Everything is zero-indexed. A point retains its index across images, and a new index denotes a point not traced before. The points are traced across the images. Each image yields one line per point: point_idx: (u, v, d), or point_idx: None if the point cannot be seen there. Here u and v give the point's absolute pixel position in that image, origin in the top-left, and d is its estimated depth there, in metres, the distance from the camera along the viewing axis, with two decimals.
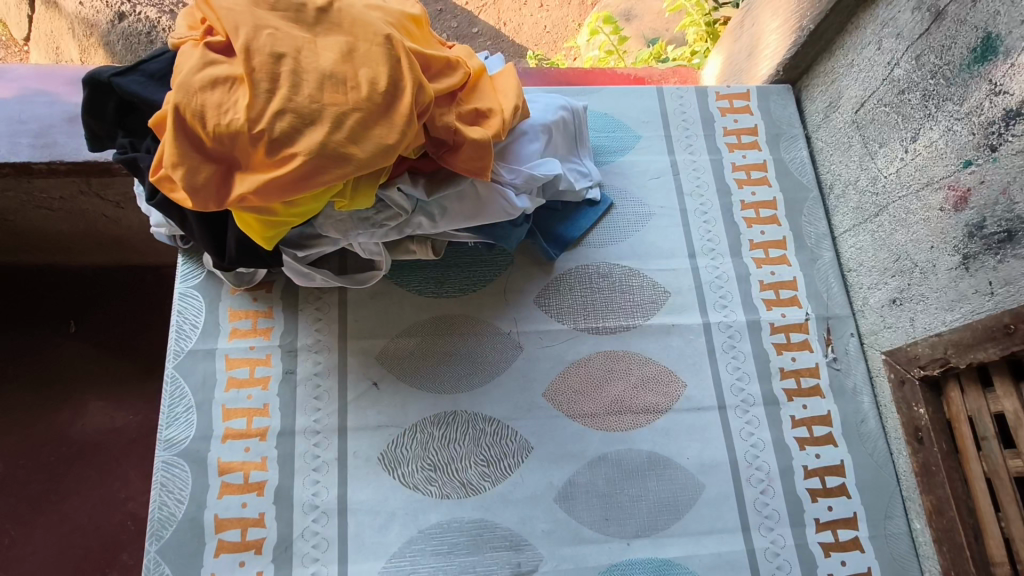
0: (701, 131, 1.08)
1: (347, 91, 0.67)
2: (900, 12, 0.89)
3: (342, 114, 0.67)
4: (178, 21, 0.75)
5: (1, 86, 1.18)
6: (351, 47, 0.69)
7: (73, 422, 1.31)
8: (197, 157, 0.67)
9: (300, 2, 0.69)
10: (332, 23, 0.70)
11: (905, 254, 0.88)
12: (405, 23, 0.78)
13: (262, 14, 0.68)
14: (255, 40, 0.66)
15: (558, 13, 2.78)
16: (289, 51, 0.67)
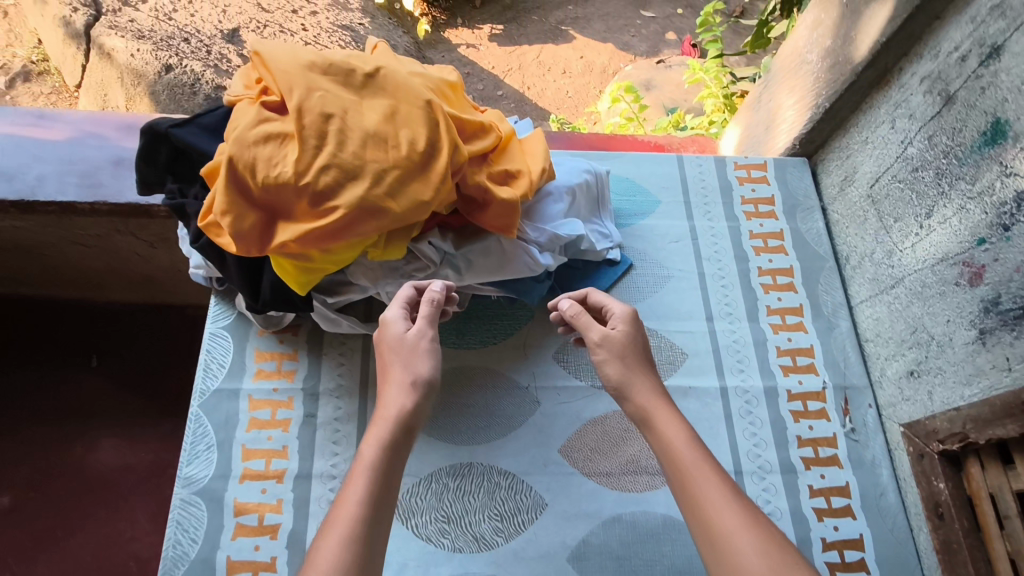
0: (720, 198, 1.11)
1: (388, 150, 0.72)
2: (911, 95, 0.93)
3: (383, 170, 0.71)
4: (234, 80, 0.81)
5: (57, 128, 1.30)
6: (394, 109, 0.74)
7: (88, 455, 1.35)
8: (245, 205, 0.70)
9: (350, 67, 0.74)
10: (378, 87, 0.75)
11: (921, 327, 0.89)
12: (443, 89, 0.83)
13: (314, 77, 0.73)
14: (308, 101, 0.70)
15: (581, 80, 2.93)
16: (337, 111, 0.71)
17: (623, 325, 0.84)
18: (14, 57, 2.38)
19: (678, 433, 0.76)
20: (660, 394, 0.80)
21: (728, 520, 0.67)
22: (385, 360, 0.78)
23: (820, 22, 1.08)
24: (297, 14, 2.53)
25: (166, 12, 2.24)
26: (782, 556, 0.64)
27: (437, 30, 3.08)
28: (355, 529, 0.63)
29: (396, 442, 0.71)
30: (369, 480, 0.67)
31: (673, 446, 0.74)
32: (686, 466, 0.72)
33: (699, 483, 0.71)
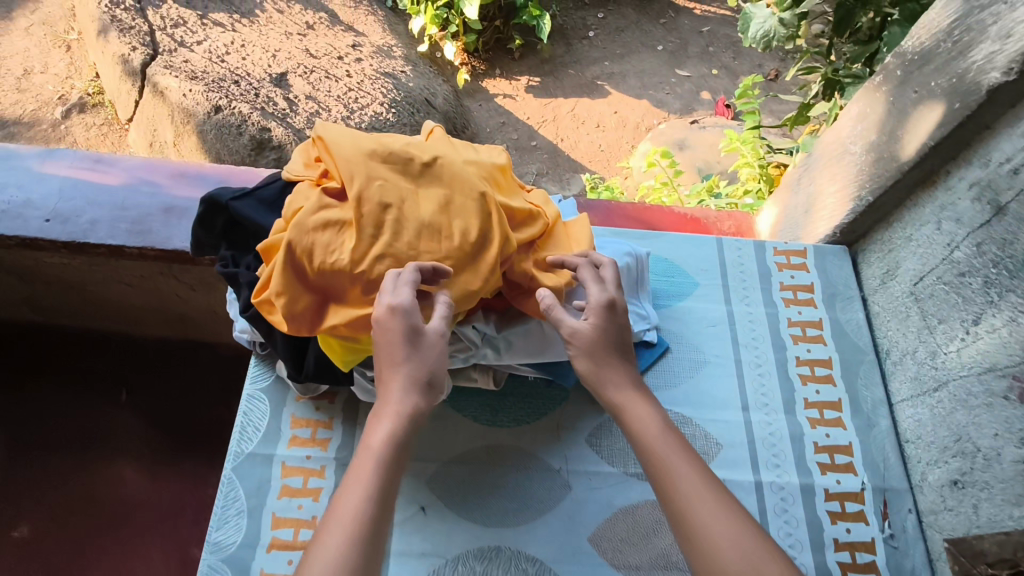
0: (759, 283, 1.11)
1: (441, 241, 0.74)
2: (959, 199, 0.93)
3: (435, 261, 0.74)
4: (294, 155, 0.84)
5: (114, 174, 1.39)
6: (448, 199, 0.76)
7: (110, 489, 1.44)
8: (301, 289, 0.72)
9: (408, 157, 0.76)
10: (434, 176, 0.77)
11: (967, 436, 0.88)
12: (495, 174, 0.85)
13: (375, 166, 0.75)
14: (369, 191, 0.73)
15: (613, 135, 2.97)
16: (395, 201, 0.74)
17: (598, 318, 0.82)
18: (73, 88, 2.50)
19: (652, 425, 0.78)
20: (633, 383, 0.82)
21: (703, 510, 0.71)
22: (384, 346, 0.71)
23: (864, 115, 1.09)
24: (342, 60, 2.63)
25: (219, 54, 2.37)
26: (755, 548, 0.68)
27: (475, 79, 3.17)
28: (355, 530, 0.64)
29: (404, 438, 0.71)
30: (372, 481, 0.67)
31: (648, 437, 0.77)
32: (661, 453, 0.76)
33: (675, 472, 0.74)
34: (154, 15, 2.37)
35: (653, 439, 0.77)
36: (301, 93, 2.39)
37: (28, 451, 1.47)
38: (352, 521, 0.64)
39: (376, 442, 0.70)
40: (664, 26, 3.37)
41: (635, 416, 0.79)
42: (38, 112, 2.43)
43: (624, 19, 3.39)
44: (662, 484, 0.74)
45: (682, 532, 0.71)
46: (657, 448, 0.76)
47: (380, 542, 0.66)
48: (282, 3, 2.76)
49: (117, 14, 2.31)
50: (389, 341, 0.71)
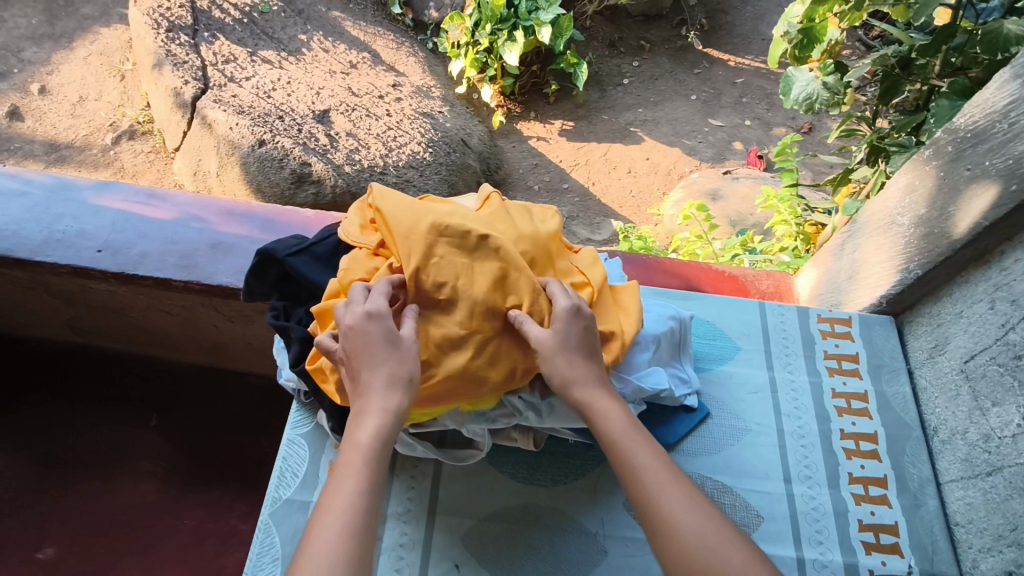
0: (801, 351, 1.10)
1: (489, 323, 0.80)
2: (1015, 281, 0.91)
3: (482, 342, 0.79)
4: (352, 215, 0.90)
5: (166, 210, 1.44)
6: (500, 278, 0.81)
7: (135, 519, 1.45)
8: None
9: (465, 232, 0.81)
10: (488, 252, 0.81)
11: (1023, 526, 0.85)
12: (546, 248, 0.88)
13: (433, 241, 0.81)
14: (427, 269, 0.80)
15: (645, 180, 2.99)
16: (449, 281, 0.80)
17: (561, 323, 0.80)
18: (124, 116, 2.59)
19: (616, 420, 0.78)
20: (598, 379, 0.80)
21: (674, 503, 0.72)
22: (359, 347, 0.75)
23: (912, 188, 1.09)
24: (383, 99, 2.71)
25: (266, 91, 2.45)
26: (730, 534, 0.71)
27: (510, 120, 3.23)
28: (350, 523, 0.67)
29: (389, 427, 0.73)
30: (361, 474, 0.71)
31: (612, 434, 0.77)
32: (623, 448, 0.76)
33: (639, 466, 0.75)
34: (207, 51, 2.47)
35: (619, 435, 0.77)
36: (342, 130, 2.46)
37: (60, 473, 1.48)
38: (344, 512, 0.68)
39: (362, 436, 0.73)
40: (698, 76, 3.42)
41: (598, 410, 0.78)
42: (88, 138, 2.51)
43: (659, 68, 3.45)
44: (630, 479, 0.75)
45: (653, 528, 0.72)
46: (621, 443, 0.77)
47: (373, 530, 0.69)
48: (328, 42, 2.87)
49: (172, 49, 2.41)
50: (367, 344, 0.75)
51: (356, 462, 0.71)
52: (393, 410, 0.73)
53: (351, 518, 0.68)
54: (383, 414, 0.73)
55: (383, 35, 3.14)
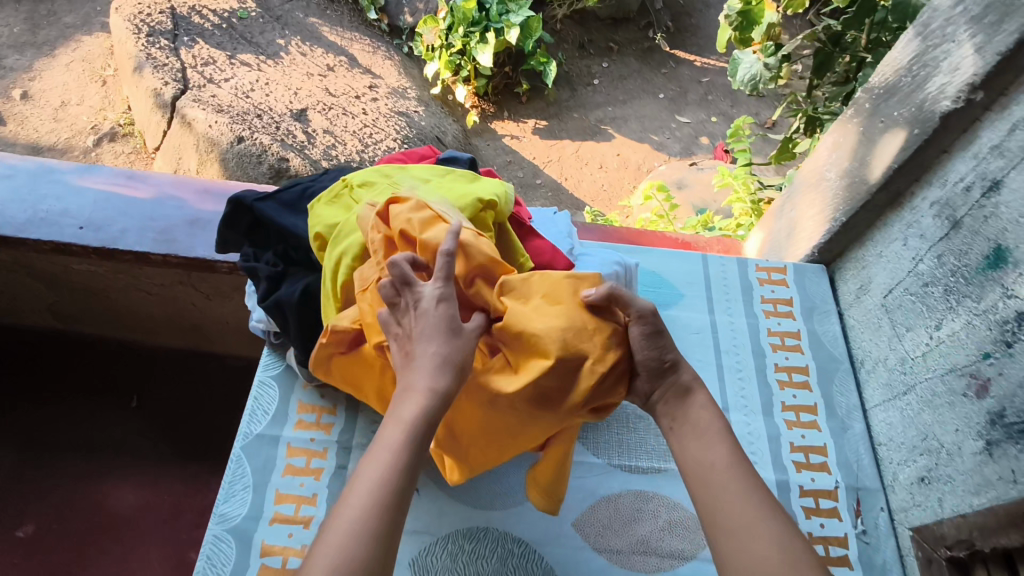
0: (740, 296, 1.19)
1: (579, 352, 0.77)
2: (922, 218, 1.00)
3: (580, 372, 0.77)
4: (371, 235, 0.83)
5: (144, 189, 1.46)
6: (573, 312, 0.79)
7: (110, 498, 1.49)
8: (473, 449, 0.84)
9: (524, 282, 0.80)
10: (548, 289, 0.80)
11: (932, 434, 0.93)
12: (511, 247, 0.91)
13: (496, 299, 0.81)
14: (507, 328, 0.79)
15: (615, 175, 3.09)
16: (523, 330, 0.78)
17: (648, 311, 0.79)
18: (105, 119, 2.64)
19: (711, 416, 0.80)
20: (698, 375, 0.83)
21: (752, 505, 0.71)
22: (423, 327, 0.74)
23: (837, 145, 1.16)
24: (360, 99, 2.80)
25: (245, 90, 2.52)
26: (799, 544, 0.69)
27: (484, 120, 3.33)
28: (378, 499, 0.66)
29: (435, 409, 0.71)
30: (400, 454, 0.68)
31: (707, 425, 0.78)
32: (711, 437, 0.77)
33: (721, 462, 0.75)
34: (186, 54, 2.53)
35: (710, 428, 0.78)
36: (319, 127, 2.53)
37: (41, 454, 1.52)
38: (377, 486, 0.66)
39: (405, 412, 0.70)
40: (665, 75, 3.55)
41: (693, 405, 0.80)
42: (70, 141, 2.56)
43: (627, 68, 3.57)
44: (709, 472, 0.74)
45: (722, 524, 0.71)
46: (709, 437, 0.77)
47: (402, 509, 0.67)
48: (305, 46, 2.95)
49: (152, 53, 2.48)
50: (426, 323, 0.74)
51: (396, 439, 0.69)
52: (437, 391, 0.71)
53: (381, 492, 0.66)
54: (428, 395, 0.71)
55: (360, 39, 3.23)
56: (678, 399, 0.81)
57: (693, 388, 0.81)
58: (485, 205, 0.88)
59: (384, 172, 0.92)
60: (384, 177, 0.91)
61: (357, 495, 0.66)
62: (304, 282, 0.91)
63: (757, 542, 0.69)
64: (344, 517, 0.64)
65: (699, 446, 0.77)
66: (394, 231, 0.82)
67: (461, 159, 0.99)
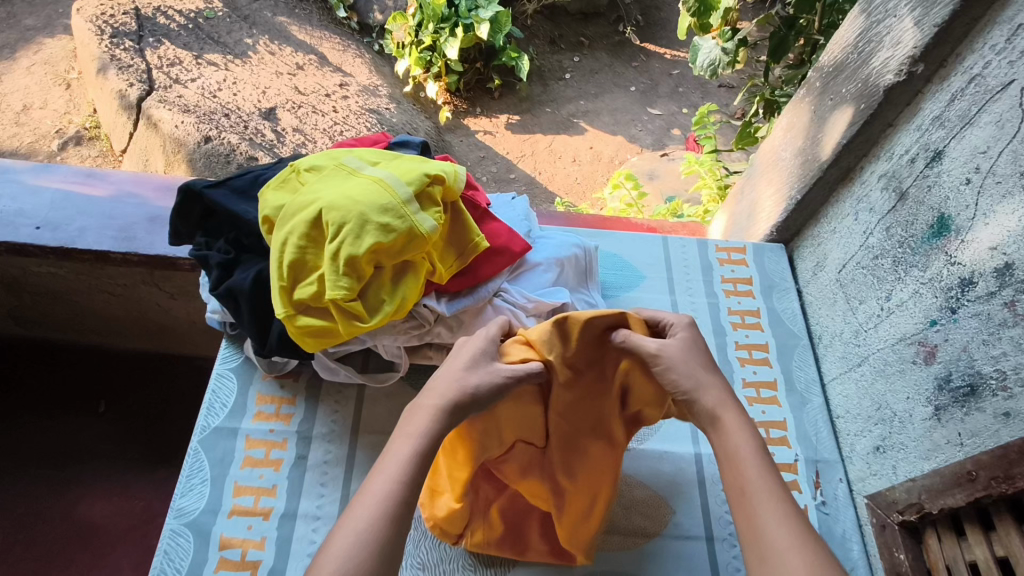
0: (701, 277, 1.20)
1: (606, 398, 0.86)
2: (872, 192, 1.02)
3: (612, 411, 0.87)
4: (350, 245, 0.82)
5: (103, 187, 1.43)
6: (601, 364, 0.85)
7: (76, 505, 1.43)
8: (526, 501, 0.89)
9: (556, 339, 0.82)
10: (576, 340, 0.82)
11: (885, 403, 0.94)
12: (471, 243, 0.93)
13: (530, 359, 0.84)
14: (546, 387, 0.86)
15: (589, 168, 3.10)
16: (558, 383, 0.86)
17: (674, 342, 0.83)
18: (70, 123, 2.53)
19: (744, 440, 0.76)
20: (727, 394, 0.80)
21: (783, 533, 0.68)
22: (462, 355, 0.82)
23: (792, 125, 1.17)
24: (329, 97, 2.78)
25: (212, 90, 2.48)
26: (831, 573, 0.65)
27: (457, 117, 3.32)
28: (386, 502, 0.68)
29: (443, 420, 0.75)
30: (408, 463, 0.71)
31: (739, 451, 0.75)
32: (740, 460, 0.74)
33: (755, 488, 0.72)
34: (151, 55, 2.48)
35: (741, 453, 0.74)
36: (288, 126, 2.51)
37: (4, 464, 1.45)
38: (386, 493, 0.68)
39: (419, 425, 0.74)
40: (636, 69, 3.57)
41: (724, 431, 0.77)
42: (34, 145, 2.46)
43: (598, 62, 3.59)
44: (745, 498, 0.72)
45: (759, 552, 0.68)
46: (738, 462, 0.74)
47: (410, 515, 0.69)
48: (273, 45, 2.92)
49: (117, 53, 2.42)
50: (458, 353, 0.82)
51: (406, 450, 0.72)
52: (446, 405, 0.75)
53: (391, 499, 0.68)
54: (441, 409, 0.75)
55: (329, 38, 3.21)
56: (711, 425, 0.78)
57: (720, 413, 0.78)
58: (432, 181, 0.90)
59: (332, 156, 0.93)
60: (331, 161, 0.92)
61: (369, 496, 0.68)
62: (257, 268, 0.91)
63: (793, 574, 0.65)
64: (352, 517, 0.67)
65: (733, 472, 0.74)
66: (374, 244, 0.82)
67: (413, 143, 1.03)
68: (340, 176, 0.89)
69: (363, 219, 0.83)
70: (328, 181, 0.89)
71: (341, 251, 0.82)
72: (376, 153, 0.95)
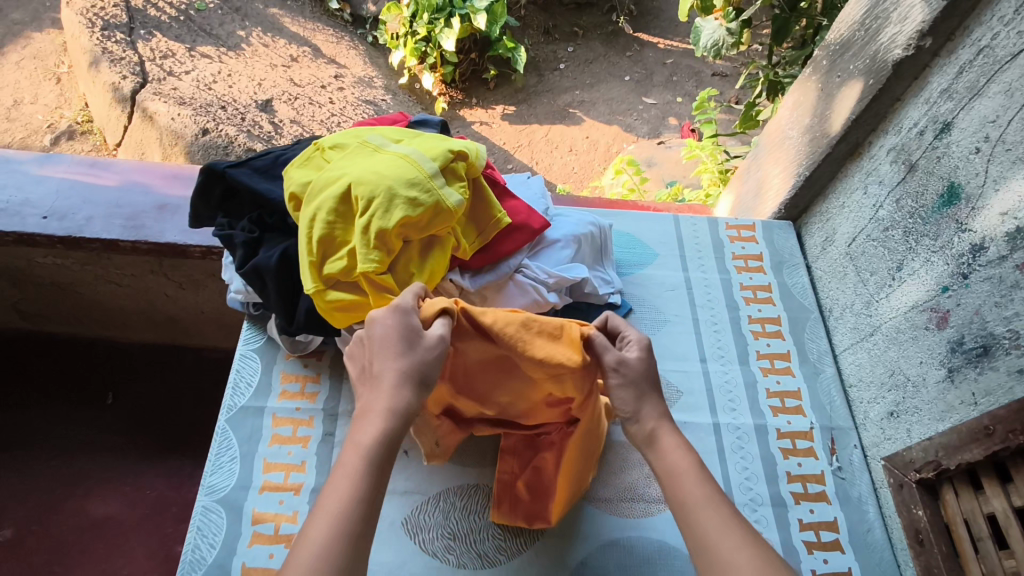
0: (712, 254, 1.22)
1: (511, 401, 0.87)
2: (881, 165, 1.05)
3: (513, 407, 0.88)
4: (376, 221, 0.83)
5: (110, 177, 1.42)
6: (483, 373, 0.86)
7: (87, 500, 1.41)
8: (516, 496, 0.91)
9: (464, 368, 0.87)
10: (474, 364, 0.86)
11: (898, 370, 0.97)
12: (489, 225, 0.95)
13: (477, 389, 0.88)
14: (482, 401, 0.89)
15: (585, 158, 3.11)
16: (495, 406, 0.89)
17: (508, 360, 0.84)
18: (62, 118, 2.43)
19: (683, 456, 0.76)
20: (664, 414, 0.80)
21: (730, 543, 0.68)
22: (389, 343, 0.74)
23: (799, 104, 1.19)
24: (325, 89, 2.78)
25: (207, 82, 2.45)
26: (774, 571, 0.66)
27: (453, 108, 3.31)
28: (338, 523, 0.64)
29: (390, 425, 0.70)
30: (360, 474, 0.68)
31: (681, 467, 0.75)
32: (681, 475, 0.74)
33: (701, 504, 0.72)
34: (144, 47, 2.42)
35: (684, 471, 0.74)
36: (286, 118, 2.49)
37: (12, 458, 1.44)
38: (340, 509, 0.65)
39: (363, 434, 0.69)
40: (630, 58, 3.58)
41: (663, 445, 0.77)
42: (26, 140, 2.34)
43: (593, 52, 3.60)
44: (687, 514, 0.72)
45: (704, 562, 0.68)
46: (682, 478, 0.74)
47: (369, 529, 0.66)
48: (267, 38, 2.90)
49: (108, 46, 2.33)
50: (383, 340, 0.75)
51: (355, 463, 0.68)
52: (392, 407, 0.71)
53: (345, 519, 0.65)
54: (386, 416, 0.71)
55: (322, 30, 3.19)
56: (650, 445, 0.78)
57: (657, 432, 0.78)
58: (456, 156, 0.92)
59: (355, 134, 0.95)
60: (354, 139, 0.94)
61: (324, 513, 0.65)
62: (282, 247, 0.91)
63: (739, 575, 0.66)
64: (309, 548, 0.63)
65: (676, 490, 0.73)
66: (399, 219, 0.83)
67: (433, 122, 1.06)
68: (364, 153, 0.91)
69: (392, 193, 0.84)
70: (353, 157, 0.91)
71: (371, 225, 0.83)
72: (400, 134, 0.96)
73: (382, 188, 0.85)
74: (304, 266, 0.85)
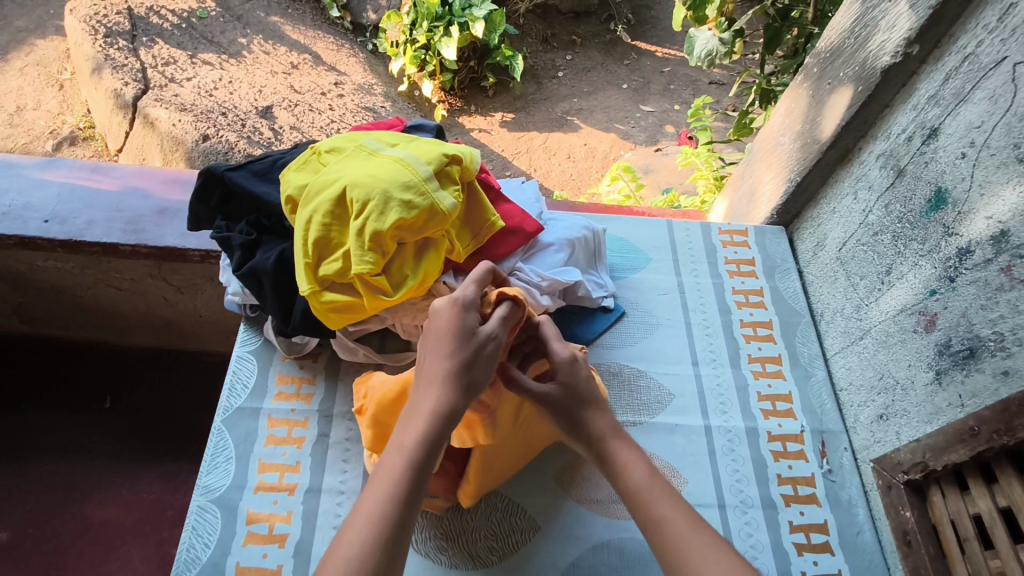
0: (705, 258, 1.23)
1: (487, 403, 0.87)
2: (870, 171, 1.06)
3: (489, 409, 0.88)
4: (372, 223, 0.84)
5: (110, 181, 1.43)
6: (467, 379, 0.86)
7: (84, 503, 1.42)
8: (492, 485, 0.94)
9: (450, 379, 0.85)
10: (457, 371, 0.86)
11: (887, 372, 0.98)
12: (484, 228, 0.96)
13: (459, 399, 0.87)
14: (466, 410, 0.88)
15: (583, 165, 3.12)
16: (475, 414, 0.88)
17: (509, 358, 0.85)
18: (64, 124, 2.45)
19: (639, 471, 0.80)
20: (613, 429, 0.85)
21: (700, 556, 0.71)
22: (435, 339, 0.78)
23: (790, 111, 1.21)
24: (325, 96, 2.80)
25: (208, 88, 2.47)
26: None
27: (452, 115, 3.34)
28: (375, 519, 0.68)
29: (436, 427, 0.73)
30: (403, 470, 0.71)
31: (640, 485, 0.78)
32: (642, 492, 0.78)
33: (666, 522, 0.75)
34: (146, 54, 2.45)
35: (642, 489, 0.78)
36: (286, 124, 2.51)
37: (9, 461, 1.44)
38: (381, 505, 0.68)
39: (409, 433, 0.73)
40: (628, 66, 3.61)
41: (621, 462, 0.81)
42: (27, 146, 2.36)
43: (591, 60, 3.63)
44: (656, 533, 0.75)
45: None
46: (654, 494, 0.78)
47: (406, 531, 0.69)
48: (268, 45, 2.93)
49: (110, 53, 2.35)
50: (437, 336, 0.78)
51: (399, 463, 0.71)
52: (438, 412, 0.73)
53: (383, 516, 0.68)
54: (431, 419, 0.73)
55: (323, 38, 3.22)
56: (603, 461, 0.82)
57: (608, 448, 0.82)
58: (450, 160, 0.93)
59: (352, 139, 0.97)
60: (351, 143, 0.96)
61: (365, 507, 0.69)
62: (279, 249, 0.93)
63: None
64: (346, 542, 0.66)
65: (641, 508, 0.77)
66: (394, 221, 0.85)
67: (429, 127, 1.07)
68: (360, 157, 0.93)
69: (386, 196, 0.86)
70: (348, 161, 0.92)
71: (366, 227, 0.85)
72: (395, 138, 0.97)
73: (378, 191, 0.86)
74: (300, 267, 0.86)
